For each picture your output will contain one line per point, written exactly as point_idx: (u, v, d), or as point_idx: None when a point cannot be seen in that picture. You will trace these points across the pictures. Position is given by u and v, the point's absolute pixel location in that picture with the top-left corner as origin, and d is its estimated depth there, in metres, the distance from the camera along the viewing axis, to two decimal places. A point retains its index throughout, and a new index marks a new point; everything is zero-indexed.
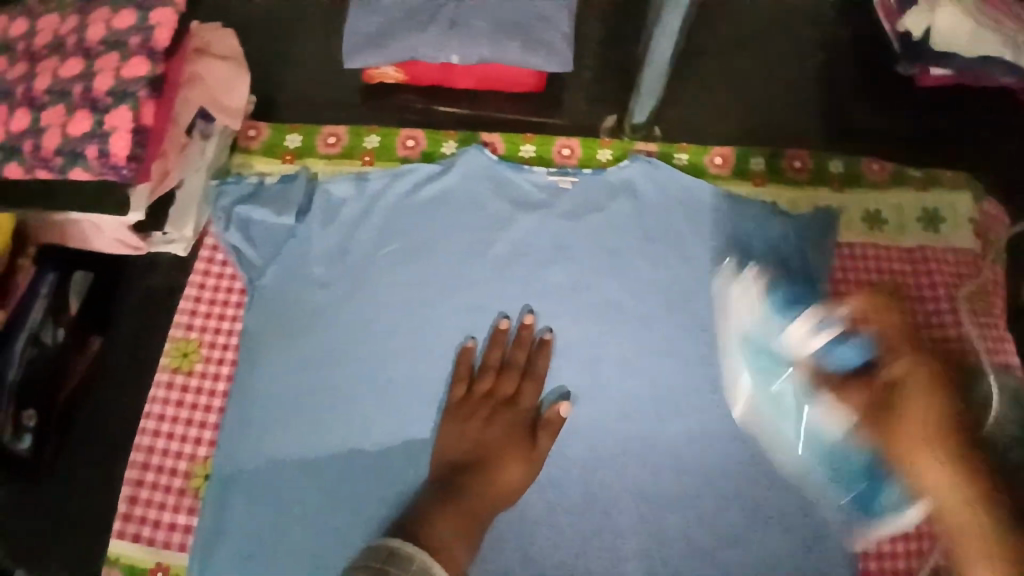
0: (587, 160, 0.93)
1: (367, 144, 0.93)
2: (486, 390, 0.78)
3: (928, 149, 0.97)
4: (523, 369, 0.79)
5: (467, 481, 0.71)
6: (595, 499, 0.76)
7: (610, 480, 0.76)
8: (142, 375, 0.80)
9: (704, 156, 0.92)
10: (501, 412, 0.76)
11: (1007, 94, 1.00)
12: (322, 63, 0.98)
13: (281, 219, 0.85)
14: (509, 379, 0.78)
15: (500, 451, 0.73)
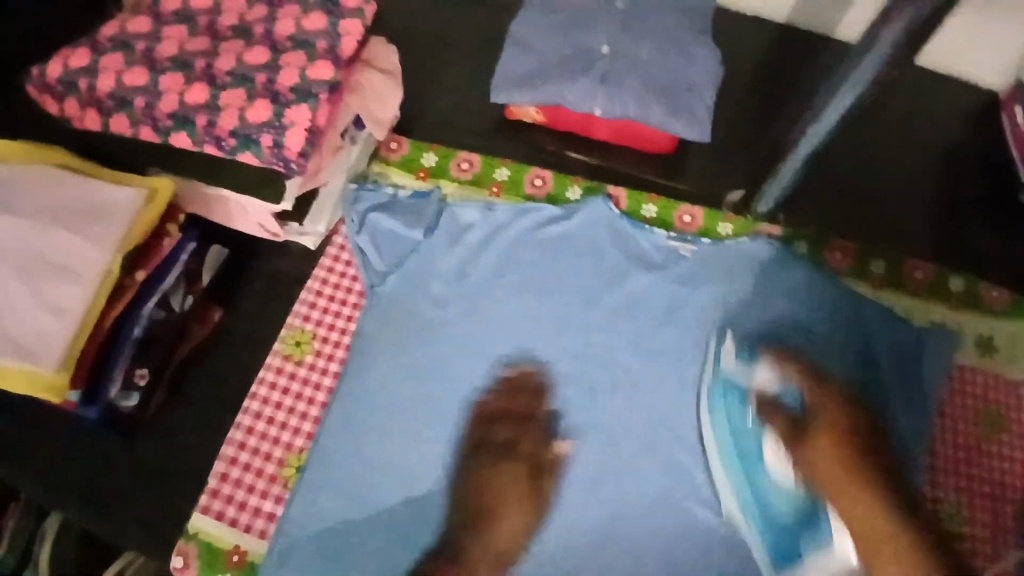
0: (708, 230, 0.93)
1: (496, 177, 0.95)
2: (504, 437, 0.77)
3: None
4: (551, 427, 0.79)
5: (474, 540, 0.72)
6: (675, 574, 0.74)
7: (696, 554, 0.75)
8: (256, 353, 0.82)
9: (825, 251, 0.92)
10: (458, 438, 0.76)
11: None
12: (462, 90, 1.02)
13: (410, 233, 0.87)
14: (536, 437, 0.78)
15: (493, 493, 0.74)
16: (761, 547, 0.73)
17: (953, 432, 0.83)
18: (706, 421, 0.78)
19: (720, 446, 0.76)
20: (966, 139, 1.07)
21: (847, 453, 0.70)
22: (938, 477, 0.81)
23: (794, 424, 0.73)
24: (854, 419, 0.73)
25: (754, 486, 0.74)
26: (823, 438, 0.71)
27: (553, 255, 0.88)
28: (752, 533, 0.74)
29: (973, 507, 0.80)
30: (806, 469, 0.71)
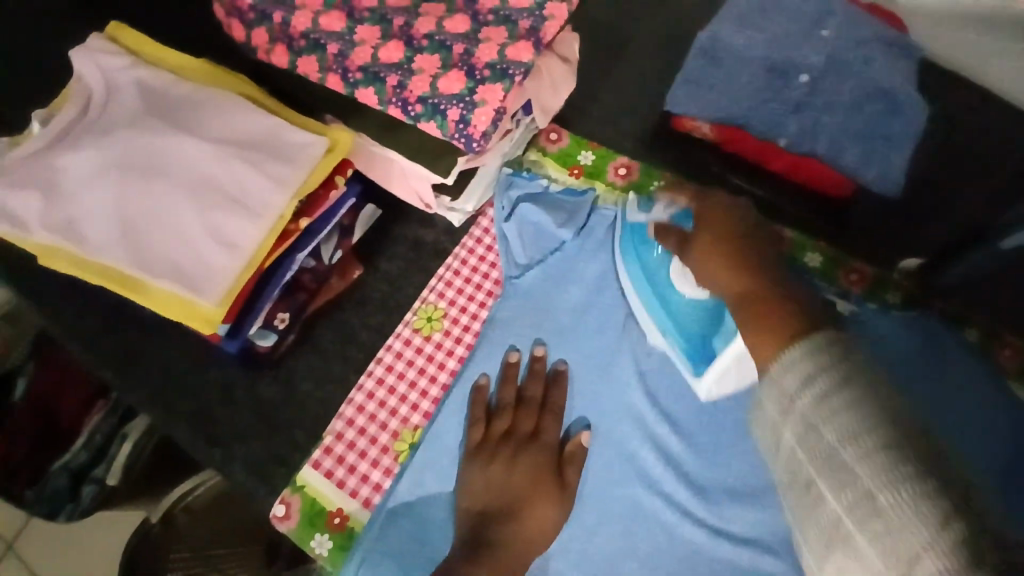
0: (873, 294, 0.86)
1: (653, 191, 0.91)
2: (529, 428, 0.72)
3: None
4: (542, 403, 0.75)
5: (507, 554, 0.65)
6: None
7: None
8: (387, 318, 0.80)
9: (993, 345, 0.83)
10: (526, 450, 0.70)
11: None
12: (631, 91, 0.98)
13: (558, 230, 0.84)
14: (529, 415, 0.73)
15: (527, 495, 0.68)
16: (683, 360, 0.78)
17: None
18: (646, 316, 0.80)
19: (643, 299, 0.80)
20: None
21: (756, 301, 0.67)
22: None
23: (683, 244, 0.76)
24: (746, 212, 0.77)
25: (668, 308, 0.78)
26: (705, 230, 0.75)
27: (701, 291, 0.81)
28: (674, 353, 0.78)
29: None
30: (699, 270, 0.74)
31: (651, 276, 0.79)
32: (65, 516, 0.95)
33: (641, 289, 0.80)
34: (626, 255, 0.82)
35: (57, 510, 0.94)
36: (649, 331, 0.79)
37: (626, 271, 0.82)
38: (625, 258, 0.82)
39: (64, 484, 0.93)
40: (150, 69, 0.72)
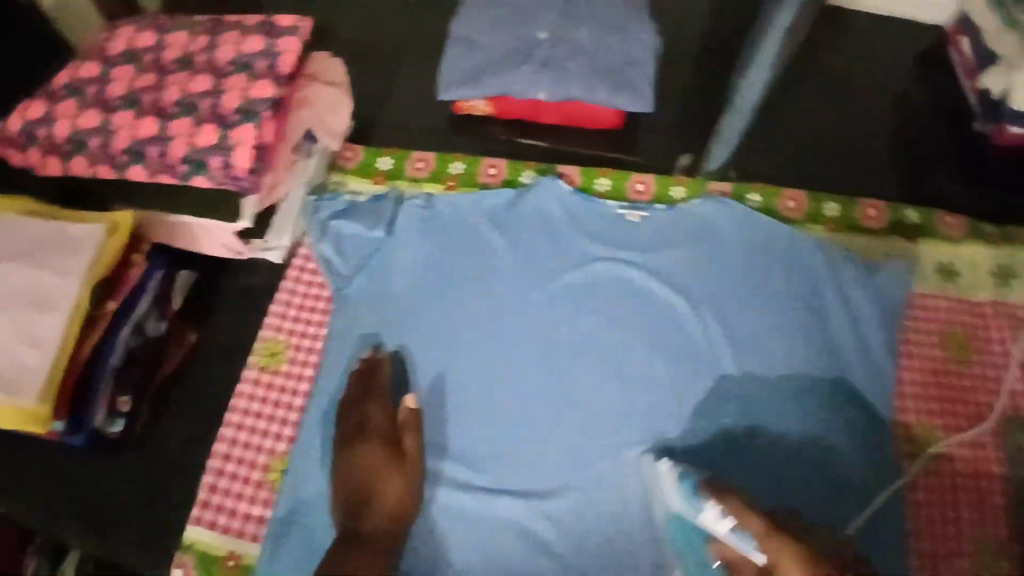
0: (660, 197, 0.97)
1: (452, 171, 0.97)
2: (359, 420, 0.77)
3: (986, 211, 1.02)
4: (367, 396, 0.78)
5: (367, 532, 0.69)
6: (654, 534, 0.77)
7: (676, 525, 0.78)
8: (233, 363, 0.86)
9: (777, 199, 0.95)
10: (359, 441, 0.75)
11: None
12: (409, 92, 1.05)
13: (371, 233, 0.89)
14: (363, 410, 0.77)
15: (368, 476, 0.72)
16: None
17: (913, 344, 0.87)
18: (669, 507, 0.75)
19: (675, 505, 0.74)
20: (921, 85, 1.14)
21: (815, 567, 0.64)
22: (913, 412, 0.84)
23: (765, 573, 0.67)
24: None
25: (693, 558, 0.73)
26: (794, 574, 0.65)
27: (523, 249, 0.91)
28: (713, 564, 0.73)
29: (951, 427, 0.83)
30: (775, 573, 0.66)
31: (682, 528, 0.74)
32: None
33: (677, 549, 0.74)
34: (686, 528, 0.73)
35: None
36: (661, 509, 0.76)
37: (671, 526, 0.75)
38: (685, 540, 0.74)
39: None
40: None
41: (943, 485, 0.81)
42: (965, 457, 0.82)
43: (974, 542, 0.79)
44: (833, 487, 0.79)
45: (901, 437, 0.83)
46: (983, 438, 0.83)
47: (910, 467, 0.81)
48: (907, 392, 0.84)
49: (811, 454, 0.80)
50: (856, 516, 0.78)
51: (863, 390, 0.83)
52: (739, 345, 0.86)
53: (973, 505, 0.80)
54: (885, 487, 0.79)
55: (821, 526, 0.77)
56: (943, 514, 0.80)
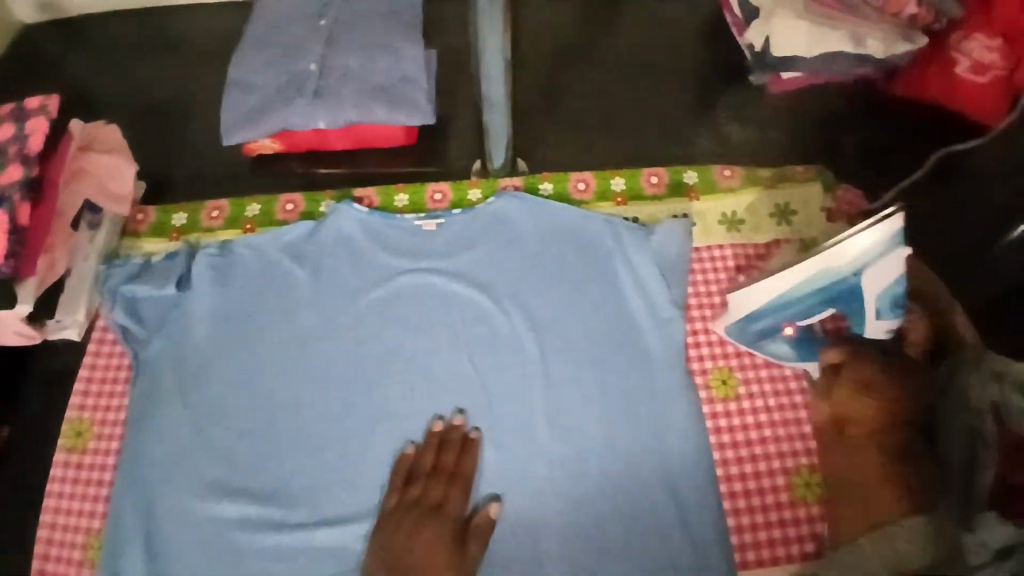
0: (459, 202, 0.98)
1: (248, 214, 0.97)
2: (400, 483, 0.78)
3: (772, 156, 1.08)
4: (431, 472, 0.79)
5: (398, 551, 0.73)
6: None
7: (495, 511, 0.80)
8: (45, 449, 0.86)
9: (567, 183, 1.00)
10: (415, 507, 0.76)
11: (866, 83, 1.12)
12: (206, 145, 1.06)
13: (163, 291, 0.89)
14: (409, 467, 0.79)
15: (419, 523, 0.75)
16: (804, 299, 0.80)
17: (705, 296, 0.91)
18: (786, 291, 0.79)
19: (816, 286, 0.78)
20: (706, 45, 1.19)
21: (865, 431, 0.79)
22: (709, 361, 0.88)
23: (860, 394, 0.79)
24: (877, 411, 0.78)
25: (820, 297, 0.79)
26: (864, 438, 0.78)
27: (322, 277, 0.91)
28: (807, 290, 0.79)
29: (747, 367, 0.87)
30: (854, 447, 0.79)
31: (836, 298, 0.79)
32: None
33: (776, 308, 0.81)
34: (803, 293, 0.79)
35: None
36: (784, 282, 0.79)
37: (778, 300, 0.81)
38: (804, 291, 0.79)
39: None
40: None
41: (747, 423, 0.85)
42: (764, 393, 0.86)
43: (782, 474, 0.82)
44: (641, 450, 0.82)
45: (702, 387, 0.86)
46: (780, 372, 0.87)
47: (712, 413, 0.85)
48: (701, 342, 0.89)
49: (618, 422, 0.83)
50: (665, 475, 0.81)
51: (660, 351, 0.86)
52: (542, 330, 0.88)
53: (778, 439, 0.84)
54: (690, 439, 0.82)
55: (633, 491, 0.80)
56: (748, 454, 0.84)
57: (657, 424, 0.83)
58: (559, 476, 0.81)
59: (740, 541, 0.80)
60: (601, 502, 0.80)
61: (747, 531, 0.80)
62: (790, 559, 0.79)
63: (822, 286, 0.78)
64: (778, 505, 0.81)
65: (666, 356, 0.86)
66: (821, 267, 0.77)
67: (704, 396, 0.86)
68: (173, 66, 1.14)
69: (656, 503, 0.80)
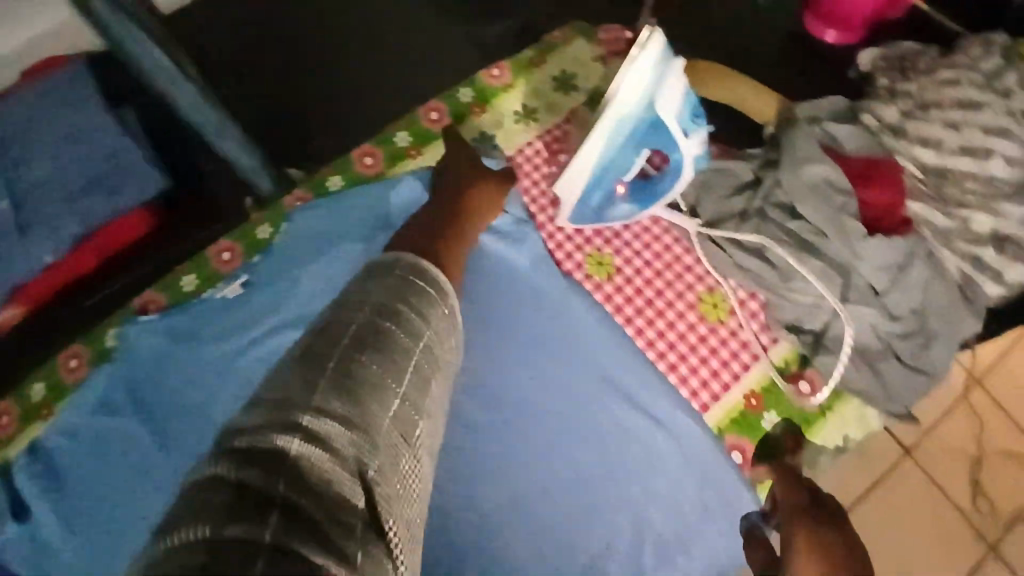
0: (253, 247, 0.84)
1: (35, 397, 0.79)
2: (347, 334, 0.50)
3: (526, 33, 0.98)
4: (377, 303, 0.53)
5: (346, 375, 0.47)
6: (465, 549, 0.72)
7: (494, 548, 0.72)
8: None
9: (353, 165, 0.87)
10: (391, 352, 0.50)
11: None
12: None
13: (4, 534, 0.73)
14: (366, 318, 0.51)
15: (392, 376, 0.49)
16: (616, 162, 0.71)
17: (539, 198, 0.86)
18: (592, 161, 0.70)
19: (617, 140, 0.68)
20: None
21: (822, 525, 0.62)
22: (577, 252, 0.84)
23: (731, 178, 0.82)
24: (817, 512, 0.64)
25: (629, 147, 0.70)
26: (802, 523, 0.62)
27: (157, 411, 0.78)
28: (613, 149, 0.69)
29: (612, 237, 0.84)
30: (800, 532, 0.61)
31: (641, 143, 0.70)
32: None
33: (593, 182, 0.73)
34: (610, 155, 0.70)
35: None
36: (586, 150, 0.69)
37: (592, 174, 0.72)
38: (610, 153, 0.70)
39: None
40: None
41: (640, 287, 0.82)
42: (637, 251, 0.83)
43: (692, 309, 0.81)
44: (569, 375, 0.79)
45: (587, 281, 0.83)
46: (642, 227, 0.84)
47: (606, 297, 0.82)
48: (563, 241, 0.84)
49: (535, 361, 0.79)
50: (601, 385, 0.78)
51: (533, 274, 0.82)
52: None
53: (675, 286, 0.82)
54: (604, 337, 0.80)
55: (585, 415, 0.78)
56: (656, 314, 0.81)
57: (570, 342, 0.80)
58: (512, 445, 0.76)
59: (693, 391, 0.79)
60: (564, 444, 0.77)
61: (690, 378, 0.79)
62: (738, 376, 0.79)
63: (624, 138, 0.69)
64: (702, 338, 0.80)
65: (540, 277, 0.82)
66: (611, 123, 0.67)
67: (590, 286, 0.82)
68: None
69: (608, 414, 0.78)
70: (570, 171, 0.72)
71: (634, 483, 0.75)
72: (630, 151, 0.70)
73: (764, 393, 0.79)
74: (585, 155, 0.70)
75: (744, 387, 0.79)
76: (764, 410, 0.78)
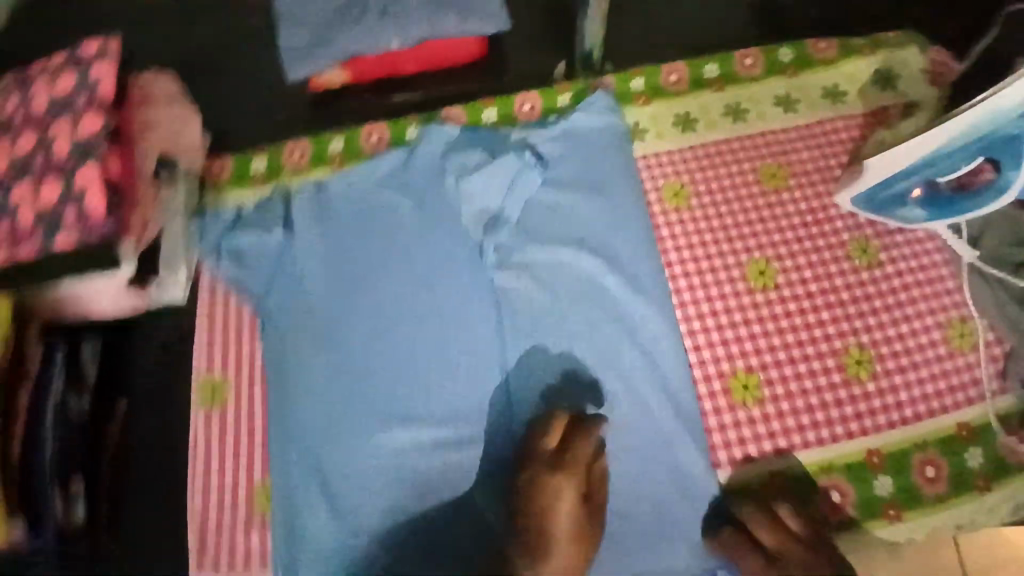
0: (551, 109, 0.94)
1: (333, 150, 0.92)
2: None
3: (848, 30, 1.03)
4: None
5: None
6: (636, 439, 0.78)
7: (427, 431, 0.78)
8: (180, 414, 0.81)
9: (660, 76, 0.96)
10: None
11: None
12: (268, 96, 0.98)
13: (272, 236, 0.87)
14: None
15: None
16: (957, 155, 0.76)
17: (819, 171, 0.91)
18: (939, 143, 0.75)
19: (977, 131, 0.73)
20: None
21: None
22: (846, 232, 0.88)
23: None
24: None
25: (979, 144, 0.74)
26: None
27: (428, 207, 0.87)
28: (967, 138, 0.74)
29: (883, 232, 0.88)
30: None
31: (991, 143, 0.74)
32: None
33: (919, 165, 0.78)
34: (958, 144, 0.74)
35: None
36: (943, 130, 0.73)
37: (926, 156, 0.77)
38: (960, 143, 0.74)
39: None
40: None
41: (895, 287, 0.86)
42: (905, 255, 0.87)
43: (936, 327, 0.84)
44: (796, 330, 0.83)
45: (850, 265, 0.86)
46: (920, 244, 0.88)
47: (859, 280, 0.86)
48: (838, 224, 0.89)
49: (767, 306, 0.84)
50: (825, 354, 0.82)
51: (793, 231, 0.88)
52: (480, 224, 0.86)
53: (933, 304, 0.85)
54: (842, 312, 0.84)
55: (802, 371, 0.81)
56: (900, 316, 0.85)
57: (811, 305, 0.84)
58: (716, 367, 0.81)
59: (910, 397, 0.81)
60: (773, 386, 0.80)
61: (914, 385, 0.81)
62: (958, 405, 0.81)
63: (982, 132, 0.73)
64: (939, 357, 0.83)
65: (801, 239, 0.88)
66: (985, 112, 0.71)
67: (849, 267, 0.87)
68: (216, 24, 1.03)
69: (818, 380, 0.81)
70: (908, 145, 0.76)
71: (815, 451, 0.78)
72: (976, 148, 0.75)
73: (975, 432, 0.80)
74: (938, 134, 0.74)
75: (959, 417, 0.80)
76: (971, 445, 0.80)
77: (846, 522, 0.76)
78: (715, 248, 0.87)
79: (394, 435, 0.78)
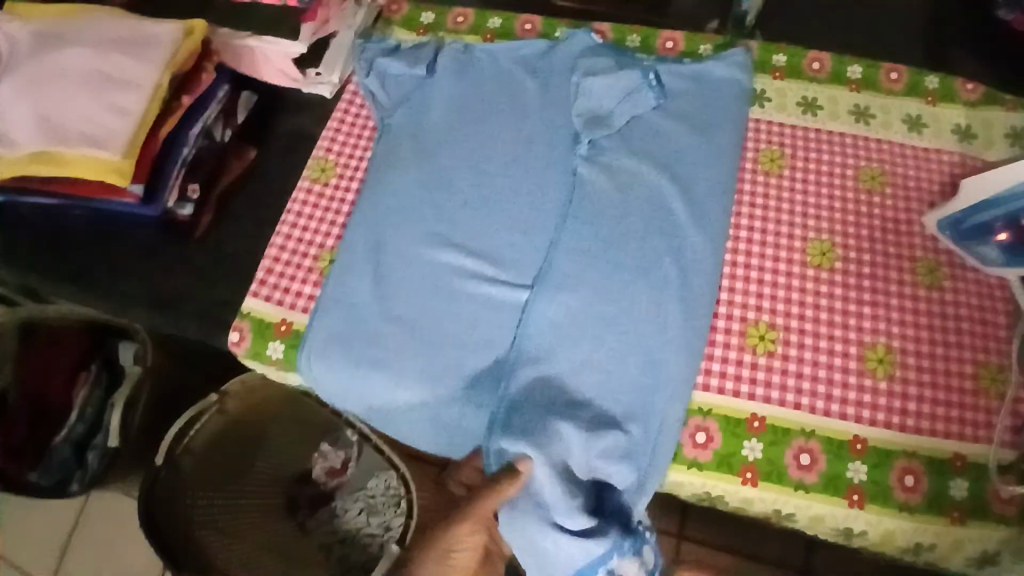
0: (689, 52, 1.02)
1: (490, 25, 1.05)
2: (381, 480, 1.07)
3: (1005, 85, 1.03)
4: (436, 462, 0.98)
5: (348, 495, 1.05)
6: (644, 339, 0.83)
7: (473, 262, 0.87)
8: (289, 176, 0.96)
9: (803, 60, 1.02)
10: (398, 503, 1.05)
11: None
12: None
13: (413, 70, 0.98)
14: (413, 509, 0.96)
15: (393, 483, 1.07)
16: None
17: (916, 190, 0.93)
18: None
19: None
20: None
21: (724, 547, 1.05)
22: (918, 250, 0.90)
23: None
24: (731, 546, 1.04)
25: None
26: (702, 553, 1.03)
27: (550, 92, 0.97)
28: None
29: (955, 263, 0.89)
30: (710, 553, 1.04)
31: None
32: (77, 483, 1.07)
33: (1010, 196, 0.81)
34: None
35: (66, 480, 1.06)
36: None
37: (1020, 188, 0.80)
38: None
39: (69, 451, 1.07)
40: (34, 22, 0.91)
41: (946, 315, 0.87)
42: (966, 291, 0.88)
43: (971, 363, 0.84)
44: (830, 311, 0.86)
45: (909, 278, 0.88)
46: (987, 287, 0.88)
47: (913, 293, 0.88)
48: (914, 241, 0.91)
49: (812, 282, 0.88)
50: (850, 342, 0.85)
51: (867, 230, 0.91)
52: (584, 120, 0.95)
53: (977, 341, 0.85)
54: (882, 313, 0.87)
55: (821, 347, 0.85)
56: (940, 340, 0.85)
57: (855, 297, 0.87)
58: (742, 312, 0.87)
59: (918, 411, 0.82)
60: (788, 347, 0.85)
61: (925, 403, 0.82)
62: (963, 438, 0.81)
63: None
64: (964, 390, 0.83)
65: (871, 239, 0.91)
66: None
67: (908, 280, 0.89)
68: None
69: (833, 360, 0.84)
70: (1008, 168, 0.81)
71: (804, 418, 0.82)
72: None
73: (969, 467, 0.80)
74: None
75: (959, 447, 0.81)
76: (960, 476, 0.80)
77: (805, 485, 0.81)
78: (786, 219, 0.92)
79: (444, 253, 0.88)
